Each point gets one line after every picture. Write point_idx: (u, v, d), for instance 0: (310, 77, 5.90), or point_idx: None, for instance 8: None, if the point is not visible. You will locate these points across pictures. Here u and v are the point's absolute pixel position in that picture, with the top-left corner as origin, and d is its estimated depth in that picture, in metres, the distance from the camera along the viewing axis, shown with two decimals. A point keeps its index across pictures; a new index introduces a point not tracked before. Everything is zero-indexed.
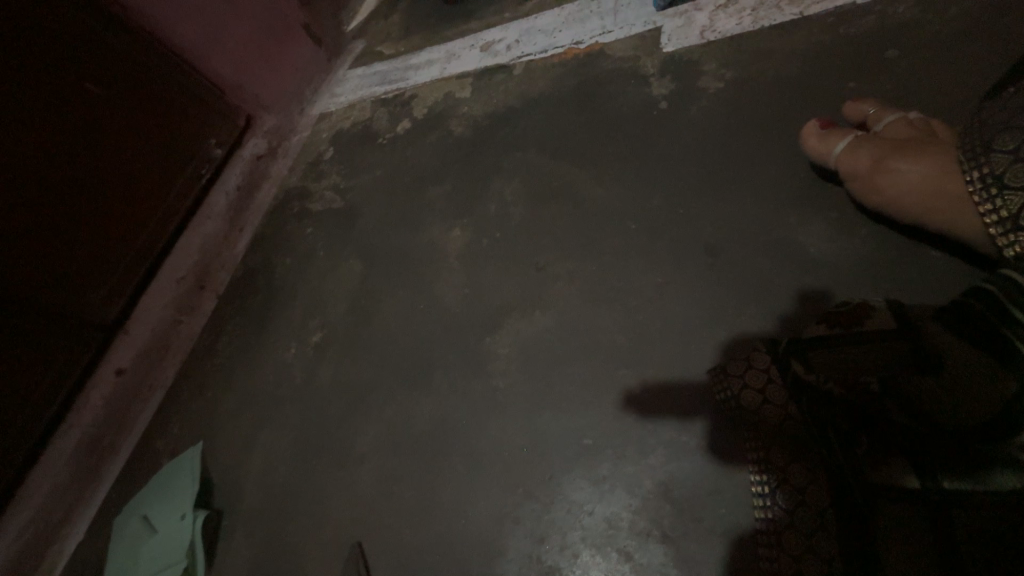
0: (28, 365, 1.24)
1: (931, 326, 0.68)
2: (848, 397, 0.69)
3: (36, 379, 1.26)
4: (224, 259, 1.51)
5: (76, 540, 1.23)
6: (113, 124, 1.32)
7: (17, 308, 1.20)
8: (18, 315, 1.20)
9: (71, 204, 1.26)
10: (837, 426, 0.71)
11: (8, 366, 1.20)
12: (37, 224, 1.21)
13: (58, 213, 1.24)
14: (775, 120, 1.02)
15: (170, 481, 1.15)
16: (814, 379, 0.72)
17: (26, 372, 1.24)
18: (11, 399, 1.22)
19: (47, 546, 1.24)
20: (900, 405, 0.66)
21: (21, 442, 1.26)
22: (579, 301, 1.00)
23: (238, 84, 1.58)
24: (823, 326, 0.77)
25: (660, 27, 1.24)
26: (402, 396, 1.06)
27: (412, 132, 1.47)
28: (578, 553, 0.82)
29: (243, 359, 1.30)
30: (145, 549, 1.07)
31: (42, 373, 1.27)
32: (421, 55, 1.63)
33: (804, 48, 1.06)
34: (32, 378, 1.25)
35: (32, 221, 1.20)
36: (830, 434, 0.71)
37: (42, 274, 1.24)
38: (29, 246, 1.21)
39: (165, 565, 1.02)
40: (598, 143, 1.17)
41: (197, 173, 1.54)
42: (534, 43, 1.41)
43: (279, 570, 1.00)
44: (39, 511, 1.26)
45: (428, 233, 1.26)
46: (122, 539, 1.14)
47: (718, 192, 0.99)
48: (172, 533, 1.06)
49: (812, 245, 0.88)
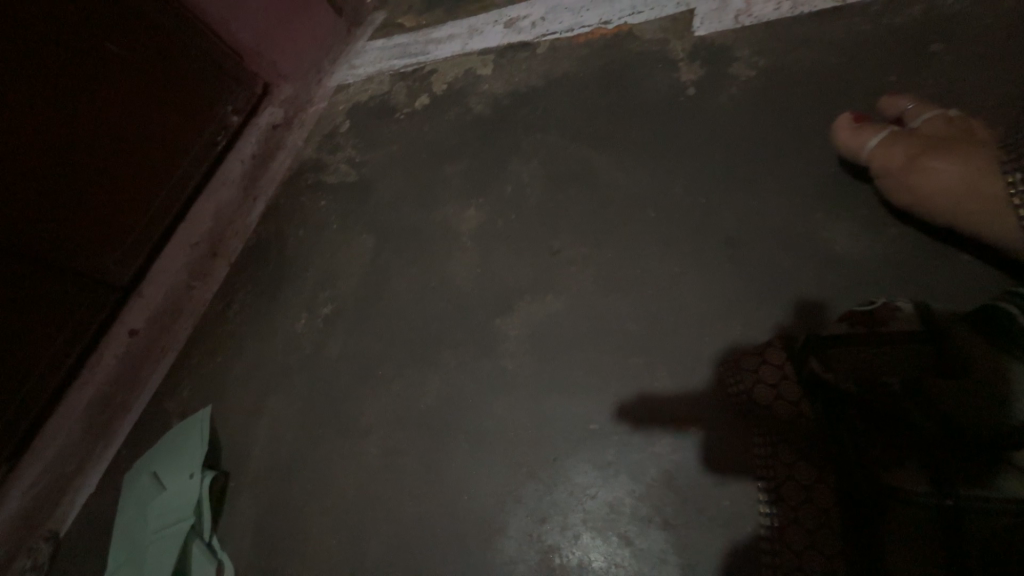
0: (45, 322, 1.26)
1: (958, 328, 0.65)
2: (863, 395, 0.68)
3: (51, 336, 1.28)
4: (236, 228, 1.52)
5: (90, 489, 1.30)
6: (132, 85, 1.31)
7: (34, 265, 1.21)
8: (36, 272, 1.22)
9: (89, 164, 1.26)
10: (849, 424, 0.70)
11: (25, 322, 1.22)
12: (55, 181, 1.21)
13: (76, 173, 1.25)
14: (807, 112, 0.98)
15: (180, 440, 1.18)
16: (830, 377, 0.72)
17: (42, 328, 1.26)
18: (27, 355, 1.24)
19: (61, 494, 1.30)
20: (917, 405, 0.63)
21: (36, 397, 1.28)
22: (593, 288, 0.99)
23: (256, 50, 1.56)
24: (845, 325, 0.75)
25: (693, 9, 1.20)
26: (409, 373, 1.06)
27: (431, 108, 1.45)
28: (579, 534, 0.83)
29: (254, 327, 1.31)
30: (155, 504, 1.11)
31: (58, 331, 1.29)
32: (443, 29, 1.60)
33: (842, 39, 1.02)
34: (48, 335, 1.27)
35: (50, 179, 1.21)
36: (842, 433, 0.70)
37: (60, 234, 1.25)
38: (46, 204, 1.21)
39: (176, 519, 1.07)
40: (621, 128, 1.14)
41: (213, 139, 1.54)
42: (560, 21, 1.37)
43: (283, 533, 1.02)
44: (52, 464, 1.28)
45: (442, 211, 1.25)
46: (133, 492, 1.18)
47: (741, 184, 0.97)
48: (181, 490, 1.09)
49: (837, 243, 0.86)
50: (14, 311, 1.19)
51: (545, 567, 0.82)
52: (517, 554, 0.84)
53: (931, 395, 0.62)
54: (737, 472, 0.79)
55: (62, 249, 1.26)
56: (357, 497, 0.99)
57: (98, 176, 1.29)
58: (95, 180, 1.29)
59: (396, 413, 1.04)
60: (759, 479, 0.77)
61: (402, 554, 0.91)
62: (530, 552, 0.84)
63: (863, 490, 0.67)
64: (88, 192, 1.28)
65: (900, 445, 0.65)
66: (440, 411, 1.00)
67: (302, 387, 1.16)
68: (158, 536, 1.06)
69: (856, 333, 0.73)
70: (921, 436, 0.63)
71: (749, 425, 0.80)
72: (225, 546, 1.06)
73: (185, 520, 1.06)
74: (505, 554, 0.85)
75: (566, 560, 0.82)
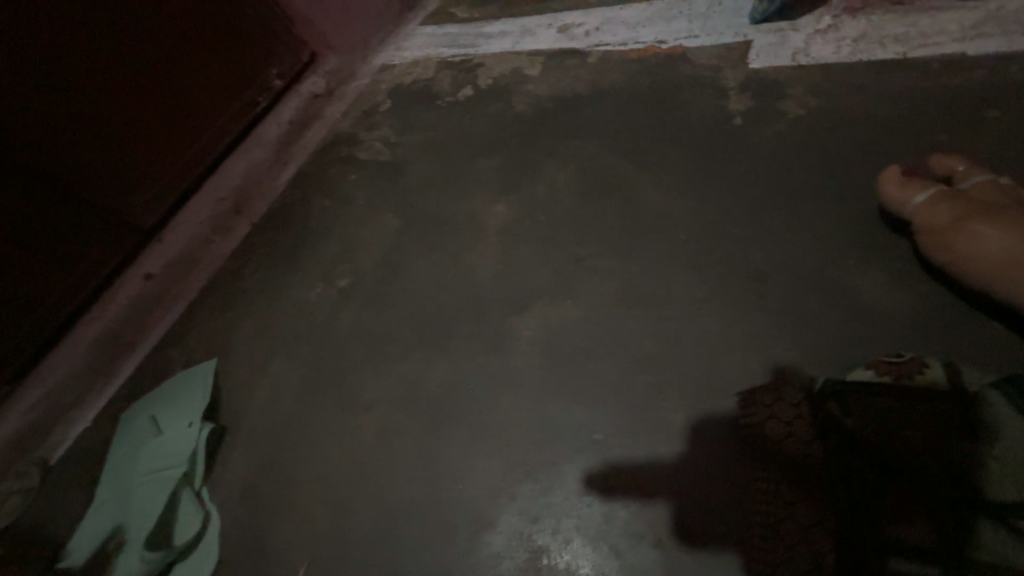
0: (61, 251, 1.26)
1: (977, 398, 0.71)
2: (885, 447, 0.70)
3: (68, 268, 1.28)
4: (263, 188, 1.53)
5: (82, 426, 1.27)
6: (183, 32, 1.35)
7: (61, 190, 1.22)
8: (61, 199, 1.22)
9: (131, 102, 1.29)
10: (862, 474, 0.71)
11: (44, 247, 1.22)
12: (95, 111, 1.23)
13: (118, 107, 1.26)
14: (852, 158, 0.99)
15: (182, 388, 1.20)
16: (853, 423, 0.73)
17: (61, 257, 1.26)
18: (41, 282, 1.24)
19: (52, 427, 1.26)
20: (939, 465, 0.68)
21: (45, 326, 1.27)
22: (613, 300, 0.99)
23: (307, 19, 1.62)
24: (873, 372, 0.77)
25: (750, 41, 1.21)
26: (417, 356, 1.07)
27: (474, 99, 1.46)
28: (569, 539, 0.83)
29: (269, 287, 1.32)
30: (149, 447, 1.12)
31: (77, 262, 1.29)
32: (496, 24, 1.61)
33: (896, 92, 1.03)
34: (65, 265, 1.27)
35: (90, 108, 1.22)
36: (853, 481, 0.71)
37: (92, 164, 1.25)
38: (83, 132, 1.22)
39: (167, 464, 1.07)
40: (663, 147, 1.14)
41: (254, 99, 1.57)
42: (614, 34, 1.39)
43: (274, 493, 1.03)
44: (46, 397, 1.26)
45: (472, 203, 1.25)
46: (127, 433, 1.19)
47: (776, 220, 0.97)
48: (177, 437, 1.10)
49: (866, 292, 0.86)
50: (36, 235, 1.20)
51: (532, 567, 0.82)
52: (504, 550, 0.84)
53: (946, 455, 0.69)
54: (734, 502, 0.78)
55: (93, 181, 1.27)
56: (350, 470, 1.00)
57: (140, 115, 1.32)
58: (135, 119, 1.31)
59: (398, 393, 1.05)
60: (759, 516, 0.76)
61: (388, 533, 0.92)
62: (518, 550, 0.84)
63: (865, 538, 0.68)
64: (127, 130, 1.30)
65: (908, 498, 0.68)
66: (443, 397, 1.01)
67: (309, 351, 1.18)
68: (147, 479, 1.07)
69: (881, 383, 0.75)
70: (925, 490, 0.68)
71: (754, 460, 0.80)
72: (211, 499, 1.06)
73: (178, 466, 1.06)
74: (493, 548, 0.85)
75: (554, 563, 0.82)
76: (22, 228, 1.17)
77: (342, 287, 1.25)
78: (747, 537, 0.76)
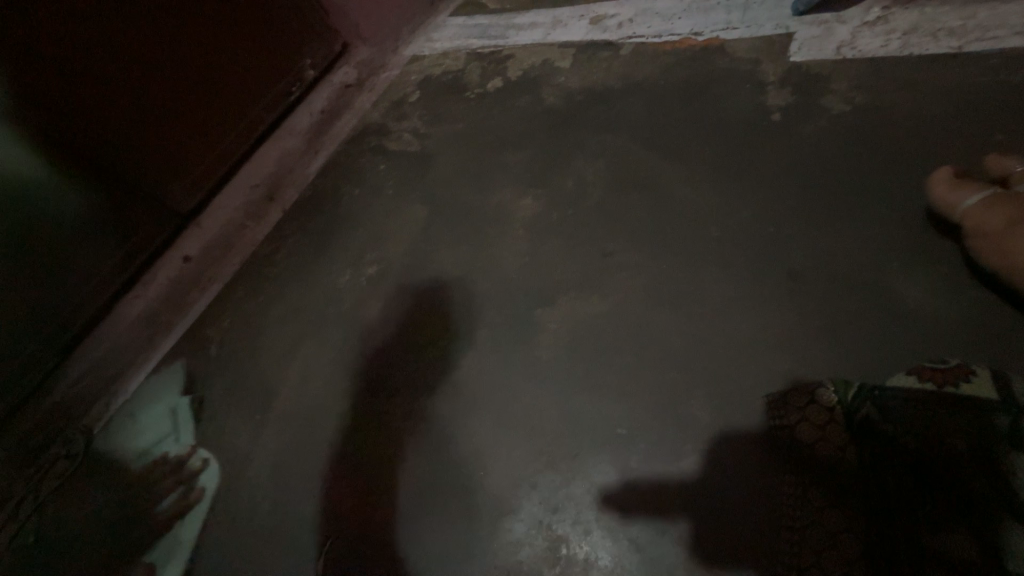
0: (107, 233, 1.33)
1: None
2: (918, 451, 0.69)
3: (112, 248, 1.35)
4: (295, 177, 1.54)
5: (121, 400, 1.28)
6: (220, 27, 1.40)
7: (109, 179, 1.29)
8: (108, 186, 1.30)
9: (171, 94, 1.35)
10: (898, 480, 0.70)
11: (92, 230, 1.30)
12: (140, 104, 1.29)
13: (160, 100, 1.33)
14: (897, 158, 0.95)
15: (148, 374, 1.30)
16: (887, 427, 0.73)
17: (106, 239, 1.34)
18: (89, 261, 1.32)
19: (94, 399, 1.29)
20: (978, 474, 0.65)
21: (92, 301, 1.35)
22: (640, 296, 0.99)
23: (343, 11, 1.69)
24: (913, 377, 0.74)
25: (792, 34, 1.17)
26: (445, 347, 1.09)
27: (504, 91, 1.46)
28: (590, 530, 0.84)
29: (300, 273, 1.35)
30: (132, 431, 1.22)
31: (121, 244, 1.37)
32: (527, 15, 1.60)
33: (948, 88, 0.98)
34: (109, 247, 1.35)
35: (136, 101, 1.28)
36: (888, 487, 0.71)
37: (137, 154, 1.32)
38: (129, 124, 1.29)
39: (160, 436, 1.20)
40: (696, 142, 1.12)
41: (288, 90, 1.62)
42: (648, 25, 1.36)
43: (303, 471, 1.06)
44: (92, 368, 1.33)
45: (500, 195, 1.26)
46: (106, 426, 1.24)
47: (814, 219, 0.94)
48: (159, 416, 1.23)
49: (908, 296, 0.83)
50: (81, 216, 1.28)
51: (551, 555, 0.83)
52: (524, 538, 0.86)
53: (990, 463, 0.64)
54: (761, 504, 0.77)
55: (136, 167, 1.33)
56: (368, 454, 1.03)
57: (180, 105, 1.37)
58: (176, 109, 1.36)
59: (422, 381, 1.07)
60: (786, 518, 0.75)
61: (410, 515, 0.94)
62: (537, 537, 0.85)
63: (896, 543, 0.68)
64: (168, 119, 1.36)
65: (939, 505, 0.66)
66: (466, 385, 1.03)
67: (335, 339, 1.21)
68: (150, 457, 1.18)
69: (921, 388, 0.72)
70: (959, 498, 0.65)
71: (783, 462, 0.78)
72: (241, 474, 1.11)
73: (167, 437, 1.19)
74: (513, 535, 0.87)
75: (573, 553, 0.83)
76: (69, 209, 1.25)
77: (370, 276, 1.27)
78: (782, 541, 0.74)
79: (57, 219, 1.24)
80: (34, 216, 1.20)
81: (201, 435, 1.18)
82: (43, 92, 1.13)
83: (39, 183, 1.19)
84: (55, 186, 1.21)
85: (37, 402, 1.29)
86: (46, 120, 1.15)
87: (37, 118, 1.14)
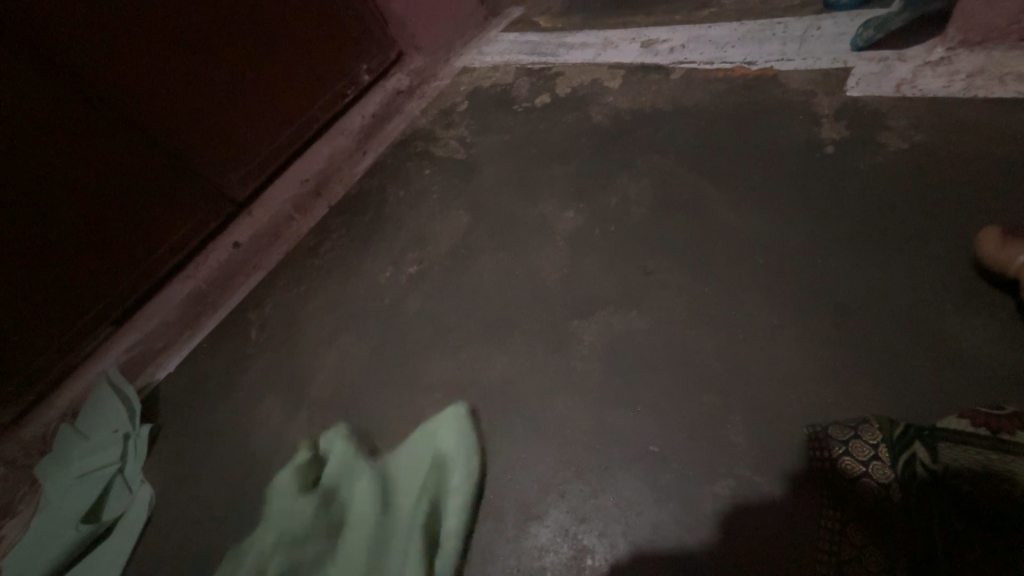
0: (166, 219, 1.37)
1: None
2: (976, 498, 0.67)
3: (165, 228, 1.38)
4: (343, 174, 1.65)
5: (167, 370, 1.39)
6: (288, 33, 1.46)
7: (172, 168, 1.34)
8: (171, 175, 1.34)
9: (237, 93, 1.40)
10: (946, 522, 0.69)
11: (152, 217, 1.34)
12: (207, 99, 1.35)
13: (226, 98, 1.38)
14: (956, 199, 0.94)
15: (99, 403, 1.29)
16: (939, 470, 0.70)
17: (165, 224, 1.38)
18: (146, 244, 1.36)
19: (142, 367, 1.39)
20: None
21: (146, 279, 1.39)
22: (679, 316, 1.00)
23: (402, 21, 1.72)
24: (965, 421, 0.71)
25: (849, 69, 1.17)
26: (425, 441, 1.01)
27: (552, 107, 1.50)
28: (615, 545, 0.84)
29: (344, 267, 1.40)
30: (78, 460, 1.21)
31: (177, 229, 1.41)
32: (577, 35, 1.64)
33: (1013, 132, 0.96)
34: (167, 232, 1.39)
35: (204, 98, 1.34)
36: (937, 530, 0.68)
37: (200, 146, 1.37)
38: (195, 118, 1.34)
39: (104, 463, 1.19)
40: (744, 169, 1.13)
41: (343, 92, 1.67)
42: (701, 52, 1.38)
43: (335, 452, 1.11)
44: (142, 340, 1.38)
45: (543, 207, 1.29)
46: (56, 454, 1.23)
47: (862, 256, 0.94)
48: (108, 444, 1.22)
49: (962, 339, 0.82)
50: (135, 195, 1.29)
51: (575, 565, 0.84)
52: (549, 544, 0.87)
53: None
54: (797, 535, 0.76)
55: (186, 147, 1.34)
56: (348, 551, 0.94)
57: (231, 90, 1.38)
58: (226, 94, 1.38)
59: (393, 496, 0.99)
60: (822, 552, 0.74)
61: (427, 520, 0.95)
62: (562, 545, 0.86)
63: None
64: (218, 103, 1.37)
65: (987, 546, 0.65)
66: (448, 473, 0.96)
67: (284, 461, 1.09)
68: (84, 480, 1.17)
69: (979, 433, 0.69)
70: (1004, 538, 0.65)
71: (821, 495, 0.78)
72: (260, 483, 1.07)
73: (114, 465, 1.19)
74: (538, 540, 0.87)
75: (597, 564, 0.83)
76: (133, 194, 1.29)
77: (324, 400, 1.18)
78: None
79: (112, 195, 1.25)
80: (90, 191, 1.21)
81: (240, 413, 1.24)
82: (102, 67, 1.15)
83: (96, 159, 1.20)
84: (110, 162, 1.22)
85: (88, 368, 1.35)
86: (101, 93, 1.17)
87: (93, 91, 1.16)
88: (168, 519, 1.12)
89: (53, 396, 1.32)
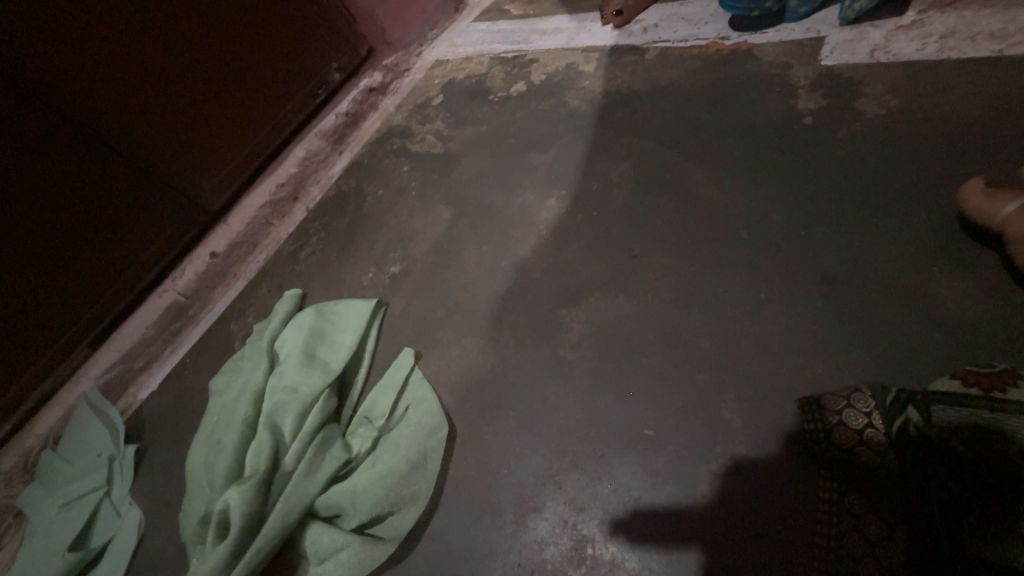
0: (140, 236, 1.31)
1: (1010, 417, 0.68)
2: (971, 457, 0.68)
3: (142, 240, 1.31)
4: (319, 177, 1.60)
5: (147, 392, 1.33)
6: (259, 39, 1.40)
7: (148, 187, 1.28)
8: (148, 194, 1.28)
9: (211, 109, 1.35)
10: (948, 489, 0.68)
11: (129, 235, 1.28)
12: (182, 118, 1.29)
13: (198, 113, 1.32)
14: (937, 162, 0.93)
15: (78, 432, 1.24)
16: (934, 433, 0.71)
17: (141, 242, 1.31)
18: (119, 263, 1.29)
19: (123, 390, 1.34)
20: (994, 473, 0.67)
21: (122, 296, 1.33)
22: (668, 298, 0.98)
23: (370, 16, 1.66)
24: (958, 382, 0.73)
25: (823, 38, 1.16)
26: (409, 449, 0.96)
27: (527, 95, 1.47)
28: (613, 532, 0.83)
29: (325, 270, 1.37)
30: (61, 490, 1.15)
31: (151, 244, 1.34)
32: (549, 20, 1.60)
33: (988, 92, 0.96)
34: (139, 249, 1.31)
35: (178, 116, 1.28)
36: (933, 493, 0.70)
37: (175, 163, 1.31)
38: (172, 136, 1.29)
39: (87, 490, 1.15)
40: (725, 144, 1.12)
41: (314, 92, 1.60)
42: (674, 30, 1.35)
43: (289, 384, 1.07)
44: (123, 357, 1.34)
45: (524, 196, 1.26)
46: (39, 486, 1.18)
47: (847, 225, 0.93)
48: (91, 471, 1.18)
49: (950, 300, 0.82)
50: (108, 208, 1.22)
51: (576, 555, 0.83)
52: (549, 536, 0.85)
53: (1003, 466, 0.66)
54: (799, 505, 0.76)
55: (163, 161, 1.29)
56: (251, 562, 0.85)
57: (206, 102, 1.33)
58: (201, 105, 1.32)
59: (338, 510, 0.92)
60: (823, 523, 0.73)
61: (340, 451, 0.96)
62: (562, 537, 0.85)
63: (928, 526, 0.69)
64: (193, 117, 1.31)
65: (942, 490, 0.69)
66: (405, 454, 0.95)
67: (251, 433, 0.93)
68: (68, 507, 1.12)
69: (966, 393, 0.71)
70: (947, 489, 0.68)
71: (817, 468, 0.77)
72: (222, 416, 1.08)
73: (100, 489, 1.15)
74: (538, 533, 0.86)
75: (598, 554, 0.82)
76: (105, 216, 1.22)
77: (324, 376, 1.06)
78: (811, 535, 0.73)
79: (86, 214, 1.18)
80: (61, 209, 1.13)
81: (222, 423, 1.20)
82: (59, 80, 1.07)
83: (75, 182, 1.14)
84: (89, 184, 1.17)
85: (69, 392, 1.29)
86: (60, 104, 1.09)
87: (51, 103, 1.08)
88: (159, 542, 1.08)
89: (32, 422, 1.26)
